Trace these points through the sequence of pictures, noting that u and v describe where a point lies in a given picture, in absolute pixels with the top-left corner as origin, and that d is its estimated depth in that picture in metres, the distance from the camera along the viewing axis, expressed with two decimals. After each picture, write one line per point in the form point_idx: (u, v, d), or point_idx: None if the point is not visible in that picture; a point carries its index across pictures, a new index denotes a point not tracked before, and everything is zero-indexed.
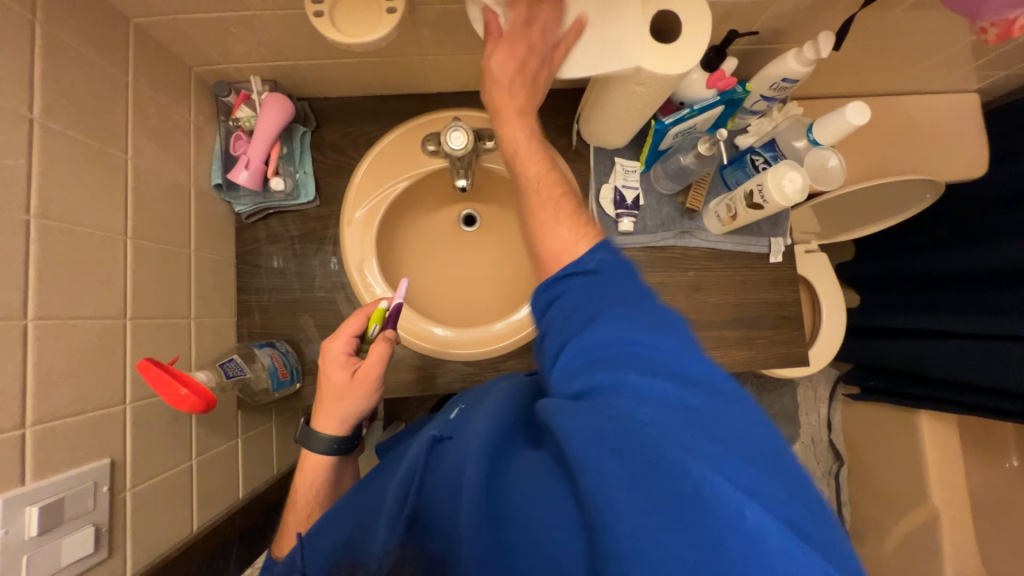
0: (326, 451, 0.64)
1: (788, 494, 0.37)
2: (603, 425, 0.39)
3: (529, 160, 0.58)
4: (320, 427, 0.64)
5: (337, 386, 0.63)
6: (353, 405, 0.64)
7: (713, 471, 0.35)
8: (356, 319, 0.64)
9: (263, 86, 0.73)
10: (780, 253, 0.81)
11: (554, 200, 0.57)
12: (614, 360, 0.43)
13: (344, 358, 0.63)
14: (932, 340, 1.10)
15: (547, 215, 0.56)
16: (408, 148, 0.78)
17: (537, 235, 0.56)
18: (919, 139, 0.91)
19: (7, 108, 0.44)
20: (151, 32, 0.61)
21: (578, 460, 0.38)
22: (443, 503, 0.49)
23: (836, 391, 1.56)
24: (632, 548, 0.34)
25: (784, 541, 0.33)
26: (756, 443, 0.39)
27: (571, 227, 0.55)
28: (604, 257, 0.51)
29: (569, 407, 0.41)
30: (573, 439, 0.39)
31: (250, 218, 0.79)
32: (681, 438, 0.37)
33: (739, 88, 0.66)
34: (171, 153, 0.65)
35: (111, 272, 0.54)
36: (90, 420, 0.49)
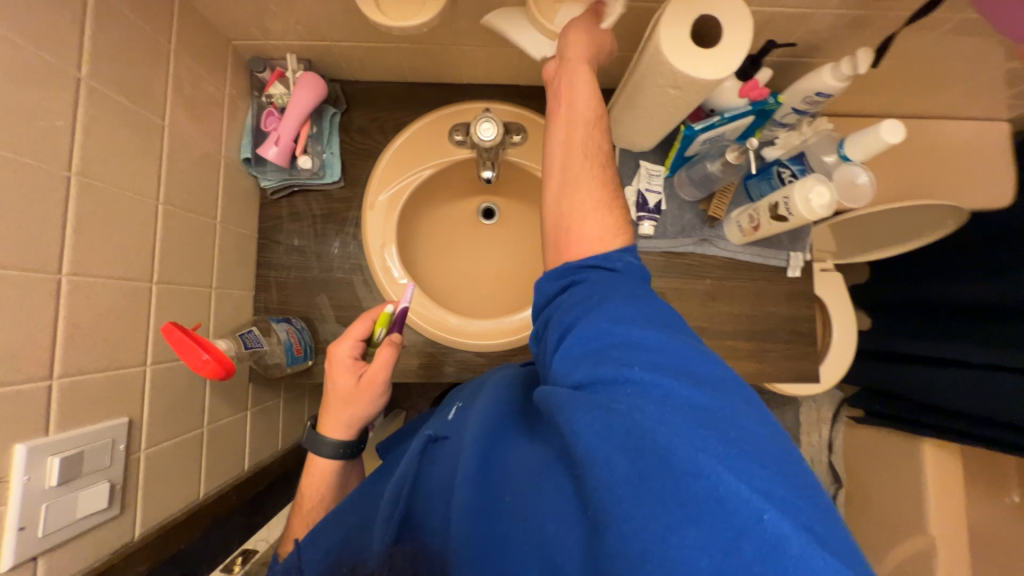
0: (332, 455, 0.65)
1: (806, 497, 0.35)
2: (607, 420, 0.39)
3: (581, 146, 0.56)
4: (327, 432, 0.65)
5: (344, 390, 0.64)
6: (358, 410, 0.64)
7: (725, 469, 0.34)
8: (361, 324, 0.65)
9: (298, 65, 0.74)
10: (799, 268, 0.81)
11: (595, 179, 0.56)
12: (621, 355, 0.43)
13: (351, 363, 0.64)
14: (942, 368, 1.09)
15: (587, 199, 0.56)
16: (435, 137, 0.79)
17: (574, 214, 0.56)
18: (944, 164, 0.90)
19: (57, 66, 0.45)
20: (195, 3, 0.61)
21: (584, 455, 0.39)
22: (441, 497, 0.49)
23: (840, 412, 1.55)
24: (640, 550, 0.33)
25: (806, 548, 0.31)
26: (769, 444, 0.38)
27: (611, 221, 0.56)
28: (632, 260, 0.53)
29: (574, 400, 0.42)
30: (582, 434, 0.39)
31: (274, 194, 0.80)
32: (691, 437, 0.36)
33: (771, 98, 0.66)
34: (205, 124, 0.66)
35: (141, 235, 0.55)
36: (112, 379, 0.50)
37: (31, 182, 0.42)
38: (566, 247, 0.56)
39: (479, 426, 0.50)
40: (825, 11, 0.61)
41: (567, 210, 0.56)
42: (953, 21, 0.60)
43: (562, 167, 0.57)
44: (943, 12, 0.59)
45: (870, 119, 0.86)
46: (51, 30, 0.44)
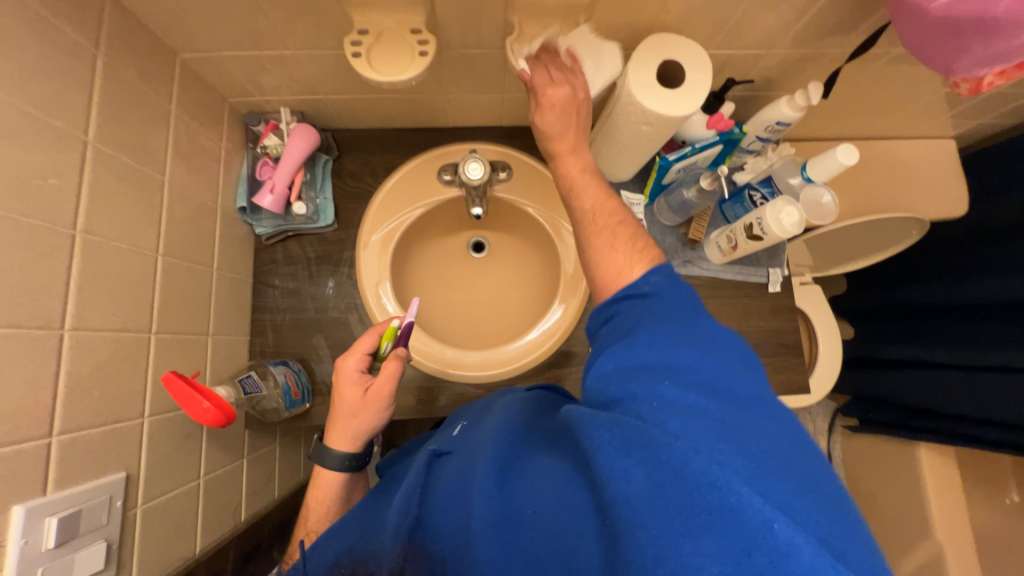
0: (339, 467, 0.64)
1: (826, 511, 0.35)
2: (627, 434, 0.39)
3: (583, 190, 0.62)
4: (334, 444, 0.64)
5: (350, 403, 0.63)
6: (365, 422, 0.64)
7: (743, 484, 0.34)
8: (369, 338, 0.65)
9: (292, 117, 0.77)
10: (779, 283, 0.84)
11: (608, 225, 0.59)
12: (649, 372, 0.43)
13: (357, 375, 0.64)
14: (927, 372, 1.12)
15: (604, 242, 0.58)
16: (424, 177, 0.83)
17: (591, 261, 0.59)
18: (899, 181, 0.97)
19: (66, 131, 0.47)
20: (194, 66, 0.65)
21: (602, 468, 0.39)
22: (452, 511, 0.48)
23: (835, 423, 1.57)
24: (654, 556, 0.34)
25: (819, 559, 0.31)
26: (796, 459, 0.38)
27: (628, 252, 0.57)
28: (659, 280, 0.52)
29: (595, 417, 0.42)
30: (600, 451, 0.40)
31: (269, 239, 0.81)
32: (711, 450, 0.36)
33: (737, 129, 0.70)
34: (202, 176, 0.68)
35: (141, 286, 0.56)
36: (110, 432, 0.50)
37: (34, 241, 0.43)
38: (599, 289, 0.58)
39: (496, 440, 0.50)
40: (775, 51, 0.67)
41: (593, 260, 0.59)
42: (889, 55, 0.67)
43: (580, 231, 0.61)
44: (879, 48, 0.66)
45: (829, 142, 0.92)
46: (59, 97, 0.46)
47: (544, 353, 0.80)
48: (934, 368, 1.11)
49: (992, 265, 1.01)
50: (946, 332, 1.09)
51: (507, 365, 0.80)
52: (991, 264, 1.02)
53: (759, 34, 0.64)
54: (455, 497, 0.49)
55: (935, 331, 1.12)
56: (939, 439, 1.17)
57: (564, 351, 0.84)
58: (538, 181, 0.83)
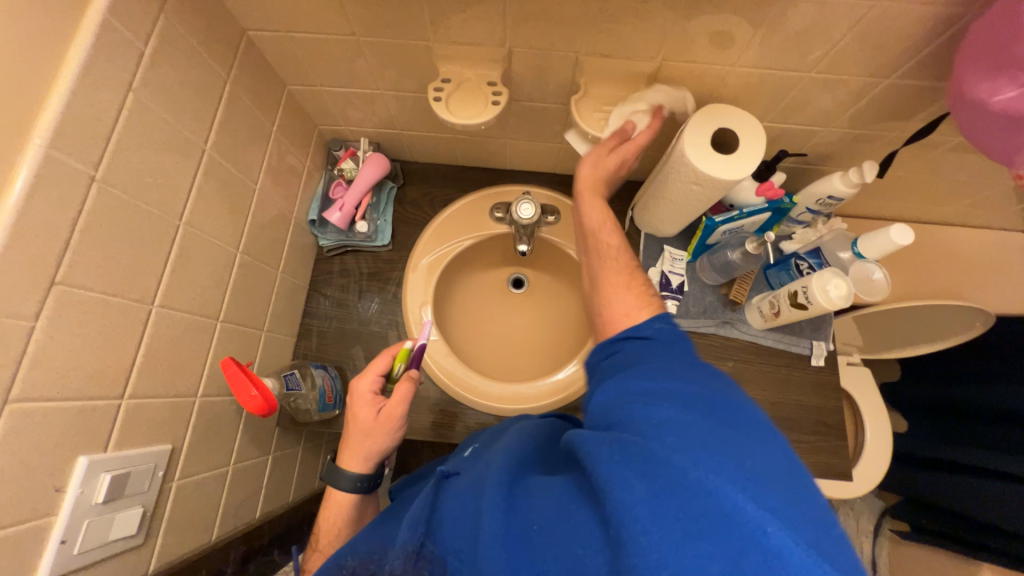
0: (351, 489, 0.65)
1: (819, 520, 0.36)
2: (624, 449, 0.39)
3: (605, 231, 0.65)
4: (346, 464, 0.65)
5: (363, 424, 0.65)
6: (377, 442, 0.65)
7: (737, 490, 0.35)
8: (382, 360, 0.67)
9: (369, 146, 0.86)
10: (822, 357, 0.82)
11: (621, 268, 0.62)
12: (647, 393, 0.44)
13: (370, 398, 0.66)
14: (996, 483, 1.01)
15: (615, 283, 0.61)
16: (478, 212, 0.89)
17: (605, 299, 0.61)
18: (960, 269, 0.94)
19: (191, 140, 0.55)
20: (297, 96, 0.75)
21: (602, 480, 0.39)
22: (460, 524, 0.48)
23: (882, 525, 1.45)
24: (656, 562, 0.34)
25: (810, 560, 0.32)
26: (792, 466, 0.39)
27: (639, 295, 0.59)
28: (662, 326, 0.54)
29: (595, 436, 0.42)
30: (599, 464, 0.40)
31: (329, 252, 0.89)
32: (705, 459, 0.37)
33: (786, 199, 0.74)
34: (285, 189, 0.77)
35: (219, 279, 0.62)
36: (166, 404, 0.54)
37: (149, 226, 0.50)
38: (602, 327, 0.60)
39: (503, 456, 0.51)
40: (830, 129, 0.69)
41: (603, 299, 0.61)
42: (950, 143, 0.68)
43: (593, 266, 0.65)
44: (940, 135, 0.66)
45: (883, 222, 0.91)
46: (192, 111, 0.55)
47: (571, 395, 0.80)
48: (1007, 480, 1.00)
49: None
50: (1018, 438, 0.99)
51: (529, 403, 0.80)
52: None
53: (815, 111, 0.66)
54: (462, 509, 0.49)
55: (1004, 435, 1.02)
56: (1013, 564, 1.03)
57: None
58: None
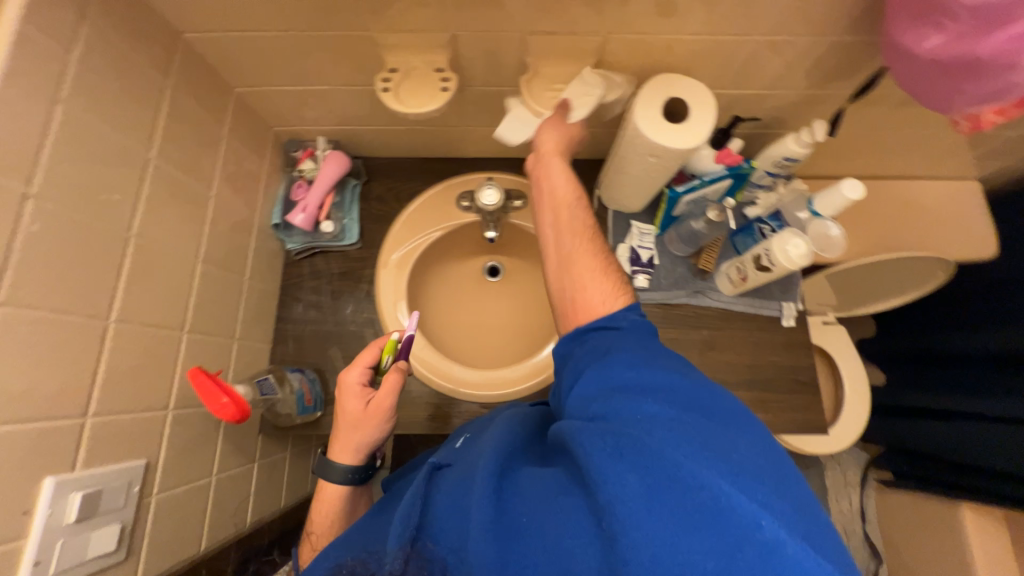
0: (342, 481, 0.65)
1: (797, 509, 0.39)
2: (619, 443, 0.41)
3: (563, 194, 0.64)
4: (337, 457, 0.66)
5: (352, 416, 0.64)
6: (367, 435, 0.65)
7: (728, 485, 0.37)
8: (369, 352, 0.67)
9: (327, 145, 0.85)
10: (792, 318, 0.83)
11: (580, 242, 0.61)
12: (633, 390, 0.46)
13: (359, 389, 0.65)
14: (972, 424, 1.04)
15: (584, 267, 0.60)
16: (445, 203, 0.88)
17: (577, 283, 0.60)
18: (921, 220, 0.96)
19: (133, 150, 0.54)
20: (246, 99, 0.74)
21: (595, 473, 0.40)
22: (452, 516, 0.47)
23: (868, 476, 1.47)
24: (652, 558, 0.36)
25: (796, 551, 0.35)
26: (771, 460, 0.42)
27: (612, 283, 0.59)
28: (635, 317, 0.56)
29: (586, 429, 0.43)
30: (591, 457, 0.41)
31: (298, 255, 0.88)
32: (694, 454, 0.39)
33: (745, 164, 0.74)
34: (243, 194, 0.75)
35: (180, 290, 0.61)
36: (136, 420, 0.54)
37: (95, 241, 0.50)
38: (573, 313, 0.59)
39: (490, 448, 0.51)
40: (781, 92, 0.70)
41: (572, 283, 0.60)
42: (897, 96, 0.69)
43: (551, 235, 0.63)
44: (886, 88, 0.68)
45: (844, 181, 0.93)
46: (132, 121, 0.54)
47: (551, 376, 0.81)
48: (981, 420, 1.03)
49: None
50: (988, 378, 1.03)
51: (511, 388, 0.81)
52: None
53: (763, 75, 0.67)
54: (451, 499, 0.49)
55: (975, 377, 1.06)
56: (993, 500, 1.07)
57: None
58: None
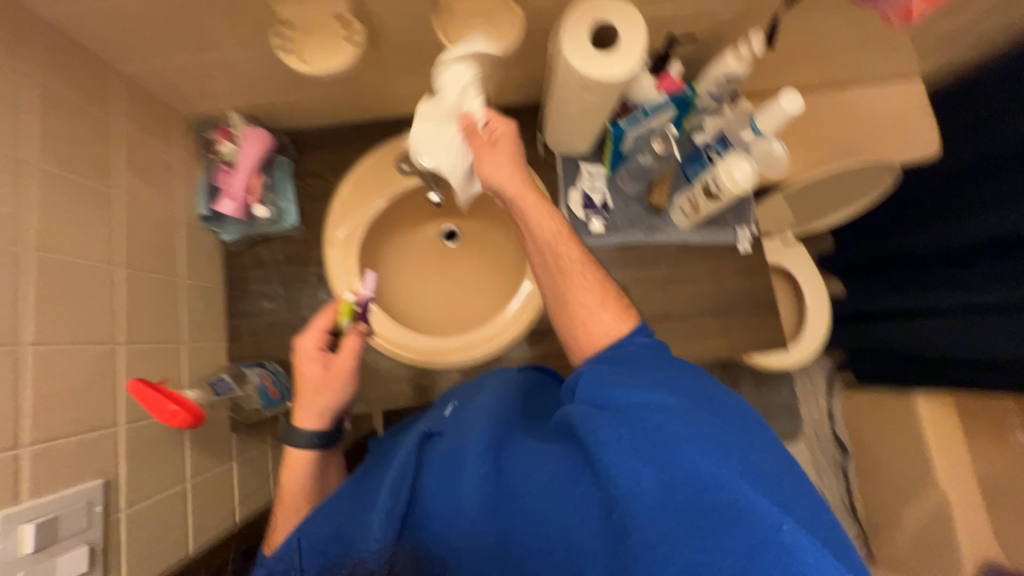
0: (308, 446, 0.63)
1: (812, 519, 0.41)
2: (635, 438, 0.43)
3: (545, 217, 0.61)
4: (300, 423, 0.64)
5: (312, 380, 0.63)
6: (329, 398, 0.64)
7: (747, 486, 0.39)
8: (325, 315, 0.65)
9: (244, 121, 0.78)
10: (748, 243, 0.84)
11: (574, 272, 0.61)
12: (648, 386, 0.48)
13: (317, 353, 0.64)
14: (929, 320, 1.09)
15: (584, 300, 0.60)
16: (386, 169, 0.83)
17: (579, 317, 0.60)
18: (870, 126, 0.95)
19: (4, 153, 0.48)
20: (136, 79, 0.66)
21: (609, 464, 0.42)
22: (447, 490, 0.47)
23: (835, 381, 1.55)
24: (665, 552, 0.38)
25: (818, 558, 0.37)
26: (787, 478, 0.44)
27: (615, 310, 0.60)
28: (644, 338, 0.58)
29: (600, 420, 0.45)
30: (607, 447, 0.43)
31: (236, 246, 0.82)
32: (712, 454, 0.42)
33: (688, 89, 0.73)
34: (157, 188, 0.69)
35: (102, 300, 0.57)
36: (81, 441, 0.52)
37: None
38: (580, 345, 0.61)
39: (490, 426, 0.51)
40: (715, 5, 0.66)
41: (573, 316, 0.61)
42: None
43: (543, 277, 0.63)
44: None
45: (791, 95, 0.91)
46: None
47: (518, 332, 0.81)
48: (934, 315, 1.08)
49: (977, 199, 0.99)
50: (940, 275, 1.07)
51: (480, 349, 0.81)
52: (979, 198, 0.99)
53: None
54: (447, 472, 0.48)
55: (930, 276, 1.10)
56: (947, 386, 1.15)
57: (537, 329, 0.84)
58: None
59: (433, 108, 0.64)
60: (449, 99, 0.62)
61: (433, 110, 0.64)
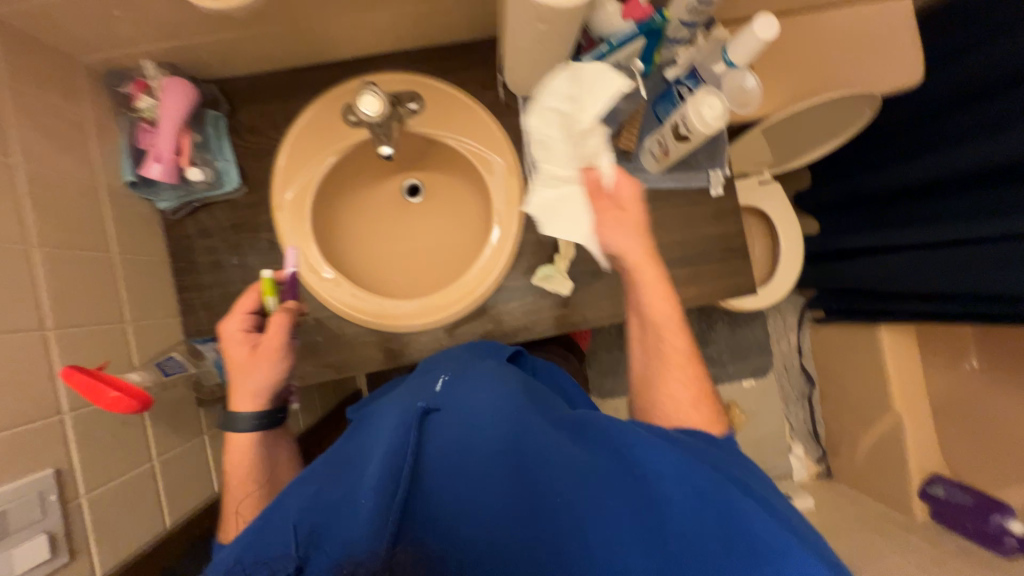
0: (250, 428, 0.66)
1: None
2: (677, 463, 0.47)
3: (661, 301, 0.68)
4: (237, 407, 0.66)
5: (240, 363, 0.66)
6: (262, 378, 0.66)
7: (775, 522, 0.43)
8: (249, 296, 0.67)
9: (161, 71, 0.69)
10: (720, 185, 0.81)
11: (676, 364, 0.67)
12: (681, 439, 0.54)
13: (242, 335, 0.67)
14: (896, 255, 1.11)
15: (676, 389, 0.66)
16: (333, 120, 0.76)
17: (665, 395, 0.66)
18: (854, 53, 0.90)
19: None
20: (16, 24, 0.56)
21: (652, 482, 0.46)
22: (467, 474, 0.48)
23: (805, 317, 1.61)
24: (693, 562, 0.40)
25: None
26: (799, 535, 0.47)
27: (705, 412, 0.64)
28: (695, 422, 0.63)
29: (643, 441, 0.50)
30: (651, 469, 0.47)
31: (176, 214, 0.76)
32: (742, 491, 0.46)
33: (657, 16, 0.64)
34: (67, 154, 0.62)
35: (20, 284, 0.52)
36: (20, 433, 0.49)
37: None
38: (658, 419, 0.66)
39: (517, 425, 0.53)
40: None
41: (660, 397, 0.67)
42: None
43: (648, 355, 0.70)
44: None
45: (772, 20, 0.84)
46: None
47: (486, 291, 0.78)
48: (903, 249, 1.10)
49: (965, 130, 0.97)
50: (919, 211, 1.07)
51: (446, 313, 0.78)
52: (968, 126, 0.97)
53: None
54: (454, 456, 0.50)
55: (906, 211, 1.11)
56: (907, 318, 1.19)
57: (506, 287, 0.81)
58: (454, 109, 0.77)
59: (554, 154, 0.65)
60: (574, 101, 0.64)
61: (558, 160, 0.65)
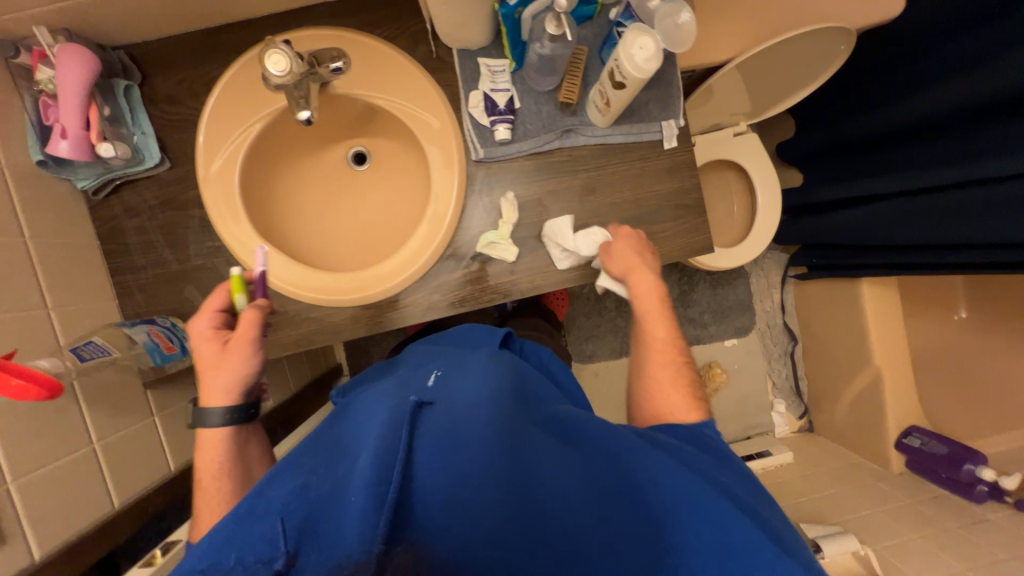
0: (223, 423, 0.61)
1: None
2: (688, 480, 0.45)
3: (648, 301, 0.75)
4: (208, 404, 0.62)
5: (210, 359, 0.62)
6: (232, 372, 0.62)
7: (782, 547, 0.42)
8: (218, 295, 0.65)
9: (54, 38, 0.64)
10: (673, 138, 0.76)
11: (662, 361, 0.70)
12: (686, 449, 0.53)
13: (211, 332, 0.64)
14: (882, 203, 1.05)
15: (660, 382, 0.68)
16: (252, 85, 0.71)
17: (648, 390, 0.69)
18: None
19: None
20: None
21: (662, 499, 0.44)
22: (461, 474, 0.44)
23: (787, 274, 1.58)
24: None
25: None
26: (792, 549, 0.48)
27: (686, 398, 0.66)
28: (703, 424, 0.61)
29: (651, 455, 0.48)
30: (660, 486, 0.45)
31: (97, 194, 0.73)
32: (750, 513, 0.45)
33: None
34: None
35: None
36: None
37: None
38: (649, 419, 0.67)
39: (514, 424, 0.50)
40: None
41: (645, 396, 0.69)
42: None
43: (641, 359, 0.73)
44: None
45: None
46: None
47: (429, 262, 0.76)
48: (890, 197, 1.04)
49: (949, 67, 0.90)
50: (904, 158, 1.01)
51: (386, 287, 0.76)
52: (957, 59, 0.88)
53: None
54: (449, 456, 0.45)
55: (892, 159, 1.05)
56: (887, 271, 1.17)
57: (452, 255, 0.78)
58: (381, 66, 0.72)
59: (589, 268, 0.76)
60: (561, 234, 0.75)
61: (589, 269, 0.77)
